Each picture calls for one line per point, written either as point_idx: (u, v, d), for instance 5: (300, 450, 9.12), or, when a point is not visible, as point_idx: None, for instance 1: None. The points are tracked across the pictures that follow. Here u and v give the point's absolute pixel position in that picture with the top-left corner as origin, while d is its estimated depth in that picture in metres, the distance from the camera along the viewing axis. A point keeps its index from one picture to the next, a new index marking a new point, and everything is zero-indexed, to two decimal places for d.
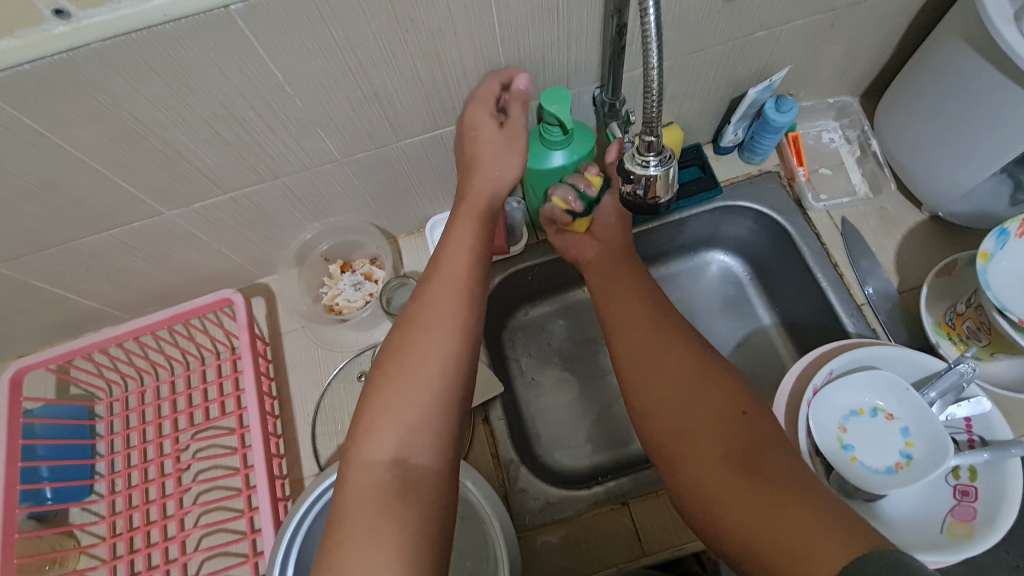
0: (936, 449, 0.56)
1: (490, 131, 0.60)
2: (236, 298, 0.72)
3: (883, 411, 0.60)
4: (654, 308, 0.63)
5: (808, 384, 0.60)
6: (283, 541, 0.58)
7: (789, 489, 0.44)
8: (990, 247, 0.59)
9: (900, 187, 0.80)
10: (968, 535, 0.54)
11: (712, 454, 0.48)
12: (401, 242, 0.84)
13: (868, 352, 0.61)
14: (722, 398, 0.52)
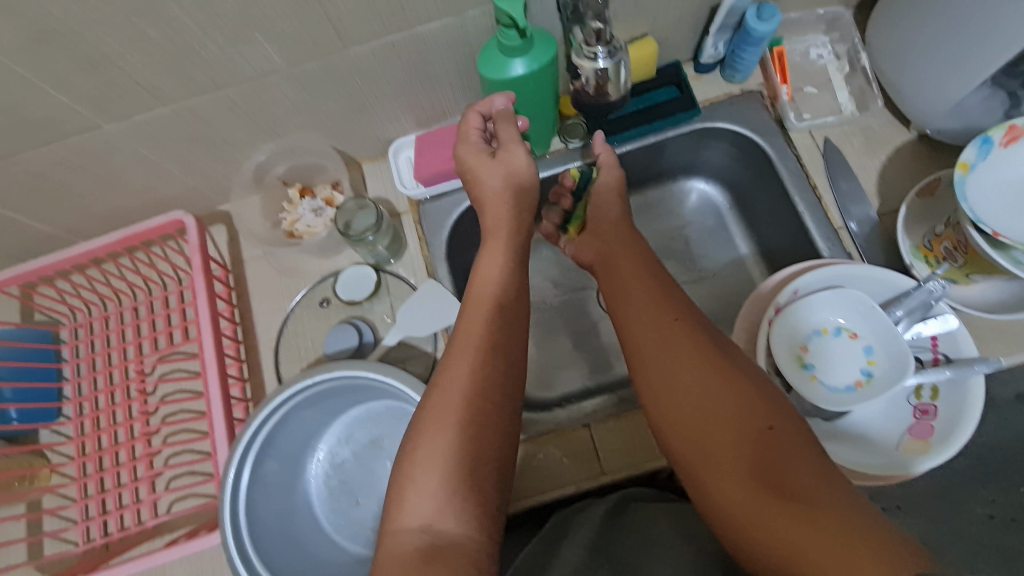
0: (901, 369, 0.55)
1: (483, 166, 0.64)
2: (187, 220, 0.71)
3: (848, 330, 0.59)
4: (671, 307, 0.57)
5: (771, 303, 0.59)
6: (237, 453, 0.57)
7: (820, 508, 0.39)
8: (971, 158, 0.55)
9: (889, 105, 0.76)
10: (926, 451, 0.53)
11: (737, 475, 0.43)
12: (366, 167, 0.81)
13: (835, 271, 0.59)
14: (745, 410, 0.47)
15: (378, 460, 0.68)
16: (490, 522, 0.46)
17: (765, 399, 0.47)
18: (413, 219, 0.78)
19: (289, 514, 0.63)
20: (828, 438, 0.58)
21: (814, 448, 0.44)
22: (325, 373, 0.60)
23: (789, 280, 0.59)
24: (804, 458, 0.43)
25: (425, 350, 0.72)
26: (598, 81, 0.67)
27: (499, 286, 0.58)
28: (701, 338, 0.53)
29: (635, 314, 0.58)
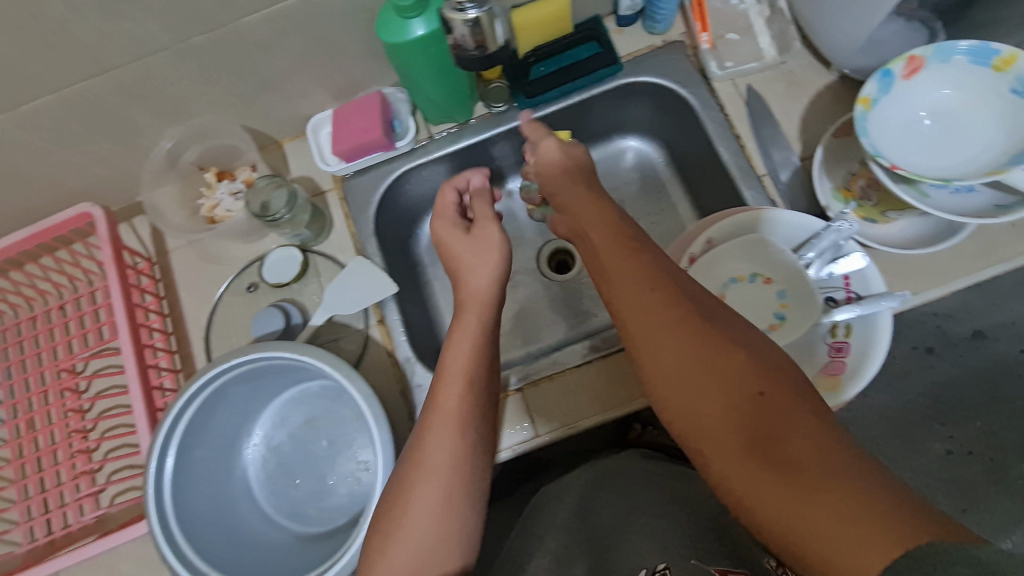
0: (809, 310, 0.56)
1: (457, 235, 0.68)
2: (96, 213, 0.71)
3: (762, 276, 0.59)
4: (643, 262, 0.50)
5: (684, 253, 0.60)
6: (159, 440, 0.56)
7: (828, 485, 0.35)
8: (873, 92, 0.54)
9: (809, 48, 0.75)
10: (835, 389, 0.54)
11: (737, 457, 0.39)
12: (287, 146, 0.79)
13: (748, 216, 0.60)
14: (733, 373, 0.41)
15: (314, 441, 0.69)
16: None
17: (757, 360, 0.42)
18: (338, 196, 0.77)
19: (222, 508, 0.62)
20: None
21: (814, 406, 0.39)
22: (241, 356, 0.59)
23: (702, 229, 0.60)
24: (806, 422, 0.38)
25: (356, 327, 0.72)
26: (473, 35, 0.61)
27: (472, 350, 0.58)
28: (679, 298, 0.47)
29: (606, 279, 0.51)
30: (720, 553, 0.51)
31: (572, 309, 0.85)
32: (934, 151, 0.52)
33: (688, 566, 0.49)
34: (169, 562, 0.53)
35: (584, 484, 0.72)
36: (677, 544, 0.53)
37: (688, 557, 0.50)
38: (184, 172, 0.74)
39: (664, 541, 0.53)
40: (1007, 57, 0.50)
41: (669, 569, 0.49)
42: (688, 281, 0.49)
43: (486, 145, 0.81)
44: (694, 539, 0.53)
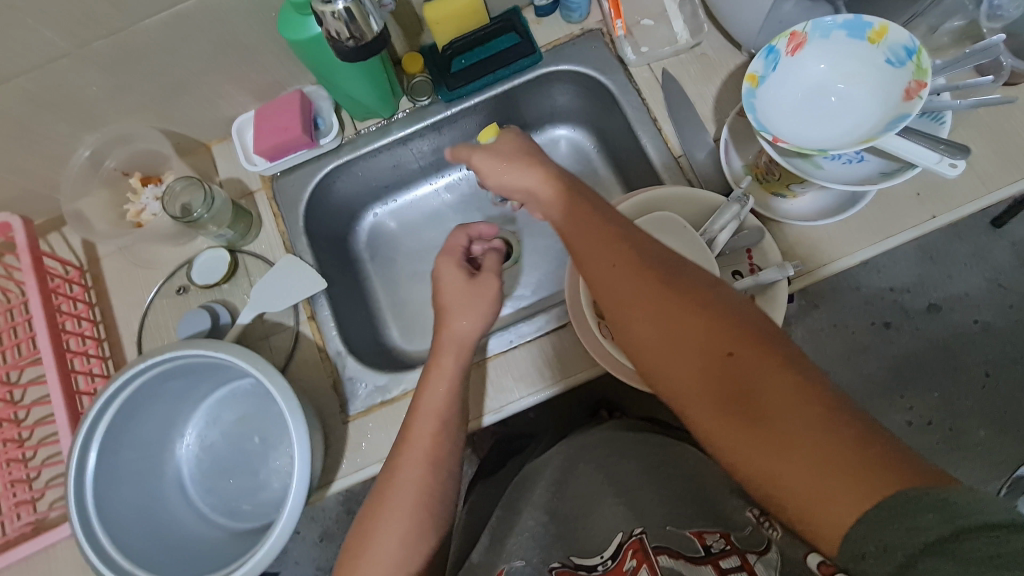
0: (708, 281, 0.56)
1: (456, 279, 0.64)
2: (14, 220, 0.69)
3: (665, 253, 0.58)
4: (607, 231, 0.49)
5: None
6: (79, 440, 0.56)
7: (801, 442, 0.36)
8: (759, 70, 0.55)
9: (720, 30, 0.76)
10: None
11: (715, 420, 0.40)
12: (215, 148, 0.80)
13: (648, 197, 0.62)
14: (703, 335, 0.41)
15: (246, 438, 0.70)
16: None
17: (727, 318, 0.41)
18: (267, 195, 0.78)
19: (149, 506, 0.63)
20: None
21: (787, 356, 0.39)
22: (155, 356, 0.58)
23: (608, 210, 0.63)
24: (779, 378, 0.38)
25: (287, 324, 0.73)
26: (350, 28, 0.54)
27: (446, 391, 0.59)
28: (645, 265, 0.45)
29: (572, 254, 0.50)
30: (695, 519, 0.51)
31: (511, 298, 0.87)
32: (817, 124, 0.54)
33: (664, 534, 0.48)
34: (89, 557, 0.54)
35: (565, 456, 0.73)
36: (656, 512, 0.52)
37: (664, 523, 0.50)
38: (108, 178, 0.75)
39: (642, 509, 0.53)
40: (879, 30, 0.52)
41: (646, 535, 0.47)
42: (653, 243, 0.48)
43: (413, 138, 0.82)
44: (672, 508, 0.53)
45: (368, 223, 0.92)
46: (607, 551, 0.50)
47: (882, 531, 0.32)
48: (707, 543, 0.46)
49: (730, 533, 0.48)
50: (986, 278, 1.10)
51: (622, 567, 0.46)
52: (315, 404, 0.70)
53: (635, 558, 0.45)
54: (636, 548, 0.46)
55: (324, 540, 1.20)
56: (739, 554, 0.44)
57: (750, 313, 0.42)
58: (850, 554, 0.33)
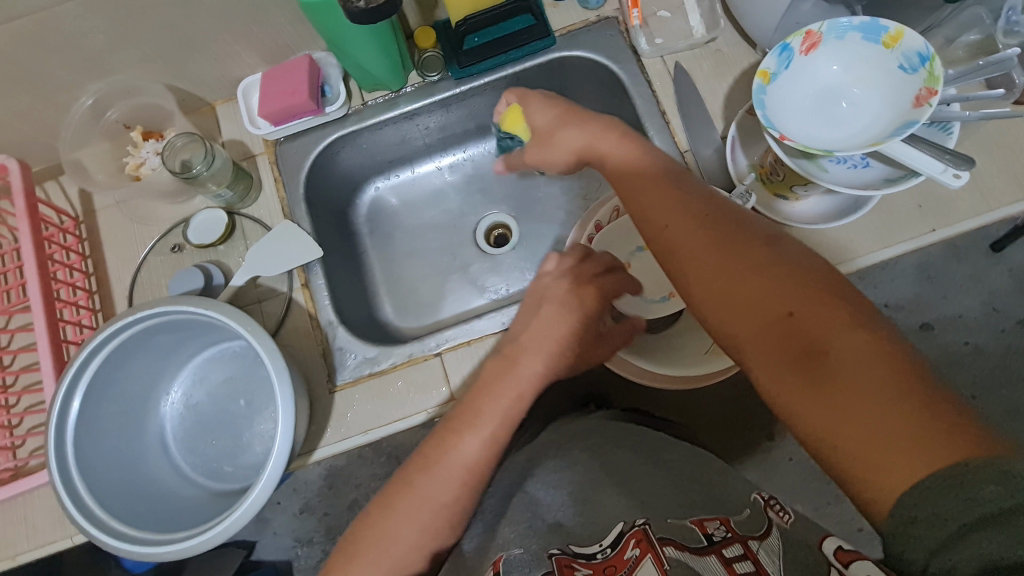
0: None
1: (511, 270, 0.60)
2: (10, 164, 0.68)
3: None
4: (674, 190, 0.49)
5: (592, 220, 0.66)
6: (63, 386, 0.56)
7: (858, 402, 0.36)
8: (772, 66, 0.55)
9: (737, 27, 0.75)
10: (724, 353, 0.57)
11: (775, 379, 0.41)
12: (220, 109, 0.79)
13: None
14: (764, 294, 0.42)
15: (232, 400, 0.70)
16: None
17: (794, 281, 0.42)
18: (269, 160, 0.77)
19: (127, 461, 0.63)
20: (648, 346, 0.63)
21: (858, 322, 0.39)
22: (144, 310, 0.57)
23: (610, 199, 0.66)
24: (844, 341, 0.38)
25: (280, 290, 0.72)
26: None
27: None
28: (712, 227, 0.46)
29: (638, 215, 0.51)
30: (696, 507, 0.52)
31: (507, 282, 0.87)
32: (826, 125, 0.54)
33: (667, 524, 0.48)
34: (63, 504, 0.54)
35: (555, 439, 0.71)
36: (657, 502, 0.53)
37: (666, 515, 0.50)
38: (109, 130, 0.75)
39: (646, 499, 0.53)
40: (894, 34, 0.51)
41: (649, 525, 0.47)
42: (719, 204, 0.48)
43: (420, 114, 0.81)
44: (675, 498, 0.54)
45: (369, 197, 0.91)
46: (606, 539, 0.49)
47: (935, 498, 0.32)
48: (709, 531, 0.46)
49: (729, 518, 0.49)
50: (982, 301, 1.10)
51: (623, 556, 0.45)
52: (304, 372, 0.69)
53: (638, 548, 0.44)
54: (639, 538, 0.45)
55: (304, 512, 1.20)
56: (742, 544, 0.44)
57: (822, 276, 0.42)
58: (896, 519, 0.34)
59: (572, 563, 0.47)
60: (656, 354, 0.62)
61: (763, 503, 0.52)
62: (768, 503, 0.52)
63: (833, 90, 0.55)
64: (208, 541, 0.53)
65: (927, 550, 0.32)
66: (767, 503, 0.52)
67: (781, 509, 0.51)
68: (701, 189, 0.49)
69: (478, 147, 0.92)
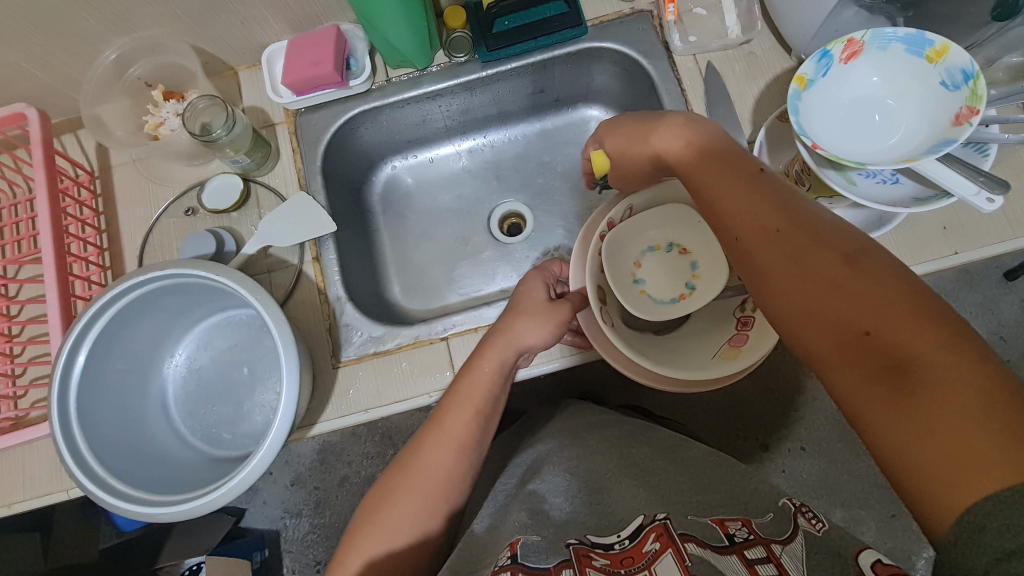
0: (714, 279, 0.62)
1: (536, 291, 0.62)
2: (29, 112, 0.68)
3: (678, 247, 0.65)
4: (749, 192, 0.47)
5: (605, 218, 0.60)
6: (69, 340, 0.56)
7: (941, 425, 0.35)
8: (809, 72, 0.54)
9: (773, 31, 0.74)
10: (735, 357, 0.54)
11: (853, 392, 0.39)
12: (243, 74, 0.79)
13: (668, 188, 0.62)
14: (841, 309, 0.40)
15: (234, 368, 0.70)
16: (416, 548, 0.53)
17: (879, 293, 0.39)
18: (288, 129, 0.76)
19: (130, 421, 0.63)
20: (655, 349, 0.60)
21: (949, 341, 0.37)
22: (155, 271, 0.57)
23: (624, 197, 0.61)
24: (931, 360, 0.36)
25: (290, 262, 0.72)
26: None
27: (469, 370, 0.58)
28: (786, 234, 0.44)
29: (710, 216, 0.49)
30: (717, 506, 0.52)
31: (517, 272, 0.86)
32: (857, 138, 0.53)
33: (687, 521, 0.48)
34: (63, 457, 0.53)
35: (566, 430, 0.70)
36: (676, 498, 0.53)
37: (686, 512, 0.50)
38: (131, 87, 0.74)
39: (664, 493, 0.53)
40: (939, 49, 0.50)
41: (670, 520, 0.48)
42: (798, 208, 0.45)
43: (443, 95, 0.80)
44: (695, 495, 0.54)
45: (385, 175, 0.90)
46: (624, 530, 0.49)
47: (1010, 512, 0.32)
48: (730, 531, 0.46)
49: (750, 520, 0.49)
50: (990, 329, 1.09)
51: (641, 549, 0.46)
52: (308, 345, 0.69)
53: (659, 541, 0.45)
54: (659, 532, 0.46)
55: (295, 484, 1.21)
56: (764, 546, 0.44)
57: (911, 286, 0.39)
58: (964, 530, 0.33)
59: (590, 552, 0.47)
60: (659, 355, 0.58)
61: (793, 508, 0.51)
62: (800, 509, 0.50)
63: (867, 102, 0.54)
64: (206, 505, 0.53)
65: (992, 557, 0.32)
66: (798, 509, 0.50)
67: (813, 516, 0.49)
68: (778, 191, 0.47)
69: (499, 133, 0.91)
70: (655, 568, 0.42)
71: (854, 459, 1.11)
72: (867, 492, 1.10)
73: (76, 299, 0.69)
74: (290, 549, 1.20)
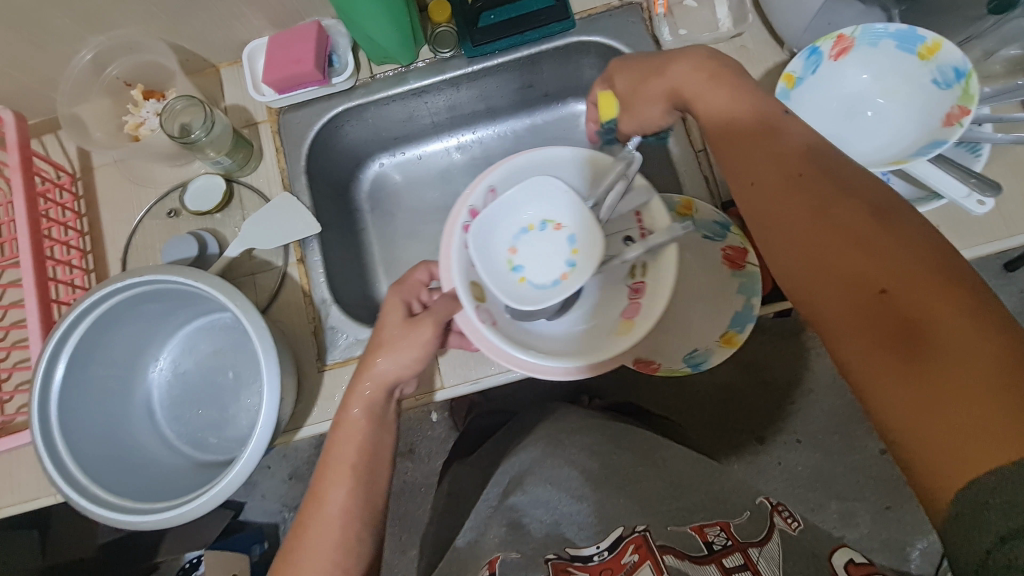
0: (593, 252, 0.47)
1: (395, 316, 0.57)
2: (4, 115, 0.66)
3: (553, 222, 0.50)
4: (770, 148, 0.45)
5: (465, 206, 0.53)
6: (48, 350, 0.55)
7: (951, 392, 0.33)
8: (798, 70, 0.52)
9: (765, 23, 0.72)
10: (627, 330, 0.48)
11: (862, 353, 0.38)
12: (224, 72, 0.78)
13: (530, 160, 0.53)
14: (858, 266, 0.38)
15: (220, 372, 0.70)
16: None
17: (900, 253, 0.37)
18: (271, 128, 0.75)
19: (115, 428, 0.63)
20: (545, 342, 0.51)
21: (971, 307, 0.35)
22: (135, 278, 0.56)
23: (481, 178, 0.53)
24: (948, 324, 0.35)
25: (275, 264, 0.71)
26: None
27: None
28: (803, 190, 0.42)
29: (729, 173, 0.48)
30: (696, 511, 0.53)
31: None
32: (848, 136, 0.52)
33: (667, 531, 0.49)
34: (45, 465, 0.53)
35: (546, 437, 0.69)
36: (657, 507, 0.53)
37: (666, 522, 0.51)
38: (110, 87, 0.73)
39: (645, 503, 0.54)
40: (931, 45, 0.48)
41: (649, 531, 0.49)
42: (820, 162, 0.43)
43: (429, 91, 0.79)
44: (675, 501, 0.54)
45: (372, 172, 0.89)
46: (603, 541, 0.50)
47: (1014, 486, 0.31)
48: (708, 539, 0.48)
49: (729, 524, 0.51)
50: None
51: (620, 560, 0.47)
52: (293, 349, 0.68)
53: (637, 553, 0.46)
54: (638, 543, 0.47)
55: (293, 478, 1.21)
56: (742, 551, 0.47)
57: (936, 247, 0.38)
58: (966, 504, 0.32)
59: (568, 567, 0.48)
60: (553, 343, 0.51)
61: (768, 507, 0.55)
62: (775, 508, 0.55)
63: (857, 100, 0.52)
64: (189, 513, 0.53)
65: (996, 536, 0.31)
66: (774, 507, 0.56)
67: (787, 515, 0.55)
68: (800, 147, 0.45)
69: (487, 129, 0.89)
70: None
71: (849, 452, 1.11)
72: (861, 484, 1.09)
73: (58, 305, 0.68)
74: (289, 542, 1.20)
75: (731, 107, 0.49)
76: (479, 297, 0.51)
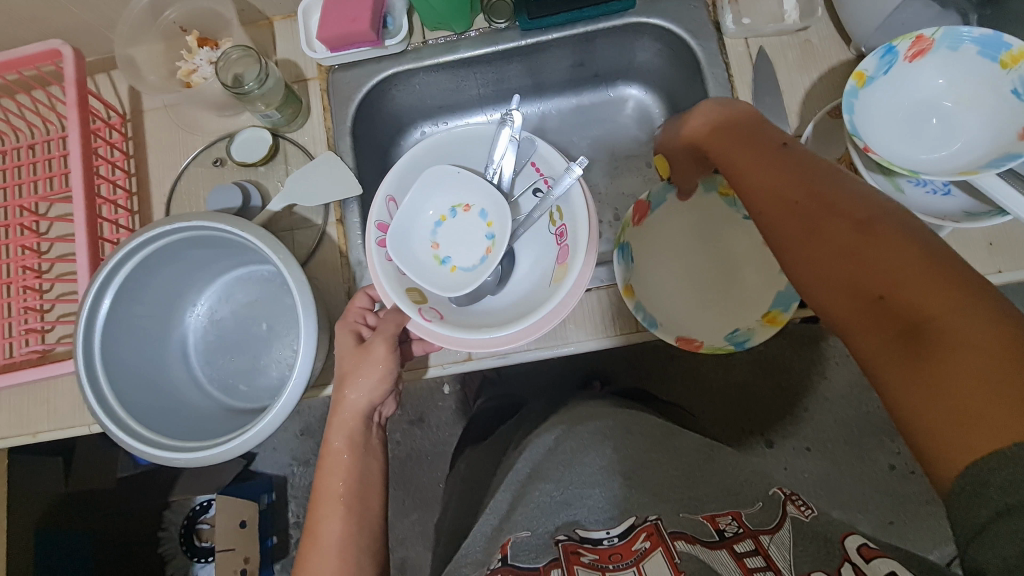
0: (504, 219, 0.55)
1: (348, 345, 0.59)
2: (64, 50, 0.67)
3: (461, 205, 0.57)
4: (773, 157, 0.46)
5: (372, 222, 0.54)
6: (96, 283, 0.56)
7: (947, 384, 0.33)
8: (870, 69, 0.51)
9: (832, 19, 0.70)
10: (561, 275, 0.54)
11: (874, 358, 0.38)
12: (278, 25, 0.78)
13: (416, 157, 0.57)
14: (854, 270, 0.39)
15: (254, 322, 0.71)
16: None
17: (896, 256, 0.37)
18: (320, 86, 0.75)
19: (150, 365, 0.64)
20: (498, 321, 0.55)
21: (969, 301, 0.35)
22: (181, 222, 0.57)
23: (379, 191, 0.55)
24: (945, 320, 0.35)
25: (315, 222, 0.72)
26: None
27: None
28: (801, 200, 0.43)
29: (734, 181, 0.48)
30: (709, 502, 0.55)
31: None
32: (913, 143, 0.51)
33: (679, 518, 0.51)
34: (85, 393, 0.55)
35: (562, 422, 0.70)
36: (670, 493, 0.55)
37: (678, 509, 0.52)
38: (166, 31, 0.73)
39: (654, 492, 0.55)
40: (1015, 53, 0.46)
41: (661, 521, 0.50)
42: (822, 171, 0.44)
43: (479, 62, 0.78)
44: (686, 491, 0.56)
45: (413, 140, 0.89)
46: (614, 529, 0.52)
47: (1014, 468, 0.31)
48: (720, 527, 0.50)
49: (740, 513, 0.51)
50: None
51: (631, 546, 0.48)
52: (326, 307, 0.69)
53: (649, 540, 0.48)
54: (650, 531, 0.49)
55: (304, 434, 1.24)
56: (752, 538, 0.47)
57: (930, 245, 0.37)
58: (966, 489, 0.32)
59: (577, 549, 0.50)
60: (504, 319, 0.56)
61: (783, 496, 0.53)
62: (790, 496, 0.52)
63: (927, 105, 0.51)
64: (217, 455, 0.54)
65: (992, 512, 0.32)
66: (788, 496, 0.52)
67: (802, 503, 0.51)
68: (799, 157, 0.45)
69: (532, 105, 0.88)
70: (643, 567, 0.45)
71: (860, 464, 1.10)
72: (870, 497, 1.08)
73: (103, 242, 0.70)
74: (296, 495, 1.23)
75: (735, 121, 0.51)
76: (420, 300, 0.54)
